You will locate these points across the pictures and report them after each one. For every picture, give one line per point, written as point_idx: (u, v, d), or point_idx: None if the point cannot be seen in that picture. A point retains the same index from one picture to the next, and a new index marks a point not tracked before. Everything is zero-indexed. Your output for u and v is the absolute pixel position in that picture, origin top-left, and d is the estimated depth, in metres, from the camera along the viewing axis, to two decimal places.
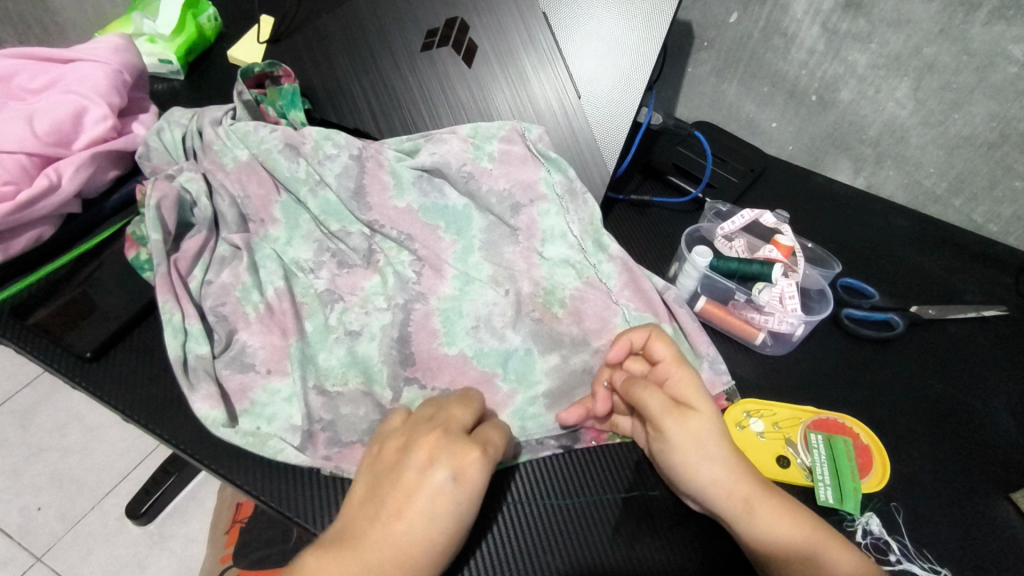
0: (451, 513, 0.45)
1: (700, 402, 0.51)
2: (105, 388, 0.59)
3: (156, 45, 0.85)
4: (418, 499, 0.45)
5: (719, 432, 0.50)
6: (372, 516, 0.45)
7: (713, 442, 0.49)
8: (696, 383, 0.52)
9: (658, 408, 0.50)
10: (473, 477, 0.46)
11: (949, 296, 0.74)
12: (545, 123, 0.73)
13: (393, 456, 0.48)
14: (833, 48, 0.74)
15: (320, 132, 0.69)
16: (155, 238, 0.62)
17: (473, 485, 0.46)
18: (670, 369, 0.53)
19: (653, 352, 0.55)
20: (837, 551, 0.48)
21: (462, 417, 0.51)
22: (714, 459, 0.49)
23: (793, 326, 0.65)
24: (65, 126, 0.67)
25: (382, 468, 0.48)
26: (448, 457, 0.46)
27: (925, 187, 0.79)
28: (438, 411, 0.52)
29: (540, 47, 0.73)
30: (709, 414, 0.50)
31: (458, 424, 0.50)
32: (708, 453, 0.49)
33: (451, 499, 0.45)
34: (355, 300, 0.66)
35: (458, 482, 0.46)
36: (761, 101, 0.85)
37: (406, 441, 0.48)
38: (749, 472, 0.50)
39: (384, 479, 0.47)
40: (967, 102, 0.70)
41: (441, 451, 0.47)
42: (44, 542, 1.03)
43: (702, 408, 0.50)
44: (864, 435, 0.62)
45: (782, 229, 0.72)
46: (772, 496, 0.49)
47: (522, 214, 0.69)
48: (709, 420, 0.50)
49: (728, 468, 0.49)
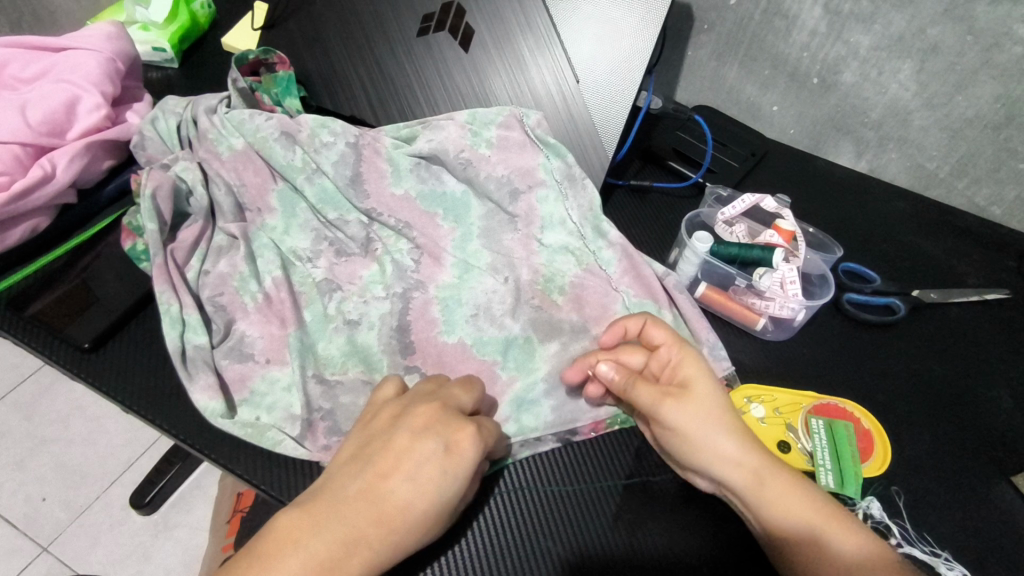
0: (437, 485, 0.44)
1: (699, 383, 0.51)
2: (104, 379, 0.58)
3: (149, 33, 0.84)
4: (406, 464, 0.44)
5: (721, 409, 0.51)
6: (353, 475, 0.44)
7: (721, 419, 0.50)
8: (696, 367, 0.52)
9: (653, 398, 0.51)
10: (464, 449, 0.45)
11: (951, 280, 0.74)
12: (544, 108, 0.72)
13: (384, 423, 0.47)
14: (835, 29, 0.73)
15: (316, 120, 0.69)
16: (151, 227, 0.61)
17: (463, 461, 0.45)
18: (672, 354, 0.54)
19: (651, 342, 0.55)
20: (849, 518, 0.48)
21: (461, 399, 0.51)
22: (719, 435, 0.49)
23: (794, 311, 0.65)
24: (58, 116, 0.66)
25: (370, 433, 0.47)
26: (443, 428, 0.46)
27: (928, 170, 0.79)
28: (437, 388, 0.51)
29: (537, 30, 0.72)
30: (713, 396, 0.51)
31: (456, 403, 0.50)
32: (712, 428, 0.49)
33: (439, 468, 0.44)
34: (353, 289, 0.65)
35: (449, 454, 0.45)
36: (762, 84, 0.84)
37: (397, 407, 0.48)
38: (758, 446, 0.50)
39: (374, 439, 0.46)
40: (971, 84, 0.69)
41: (435, 422, 0.46)
42: (50, 532, 1.03)
43: (701, 390, 0.51)
44: (865, 420, 0.61)
45: (784, 214, 0.71)
46: (780, 466, 0.49)
47: (520, 201, 0.68)
48: (713, 401, 0.51)
49: (735, 441, 0.49)
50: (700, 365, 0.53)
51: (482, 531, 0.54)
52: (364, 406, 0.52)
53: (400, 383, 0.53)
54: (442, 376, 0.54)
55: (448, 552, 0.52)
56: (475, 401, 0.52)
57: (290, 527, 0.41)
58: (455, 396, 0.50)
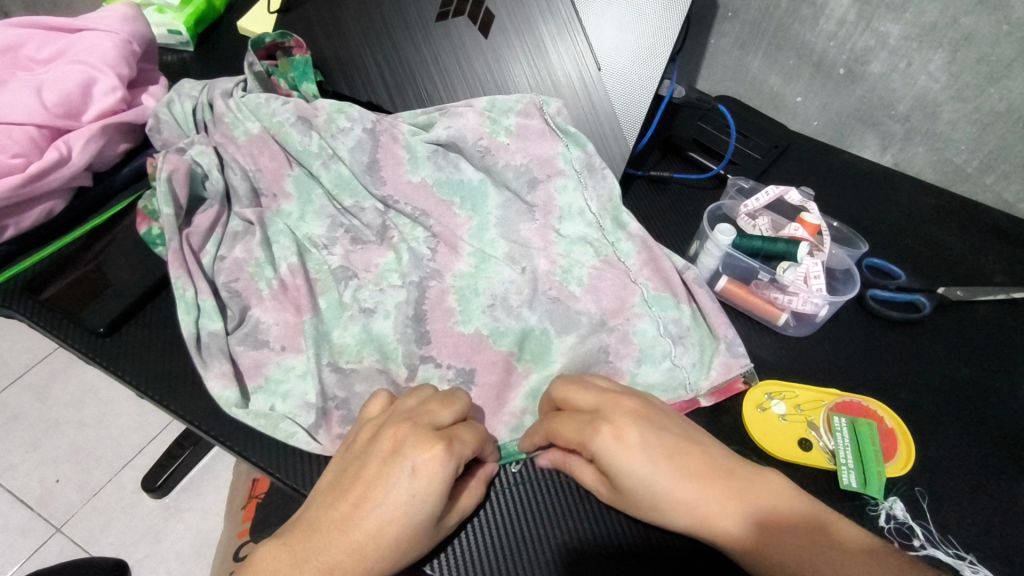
0: (406, 508, 0.43)
1: (617, 475, 0.47)
2: (119, 364, 0.58)
3: (164, 16, 0.83)
4: (376, 489, 0.43)
5: (655, 491, 0.46)
6: (330, 504, 0.44)
7: (657, 499, 0.47)
8: (611, 455, 0.47)
9: (595, 486, 0.51)
10: (435, 470, 0.43)
11: (977, 278, 0.72)
12: (564, 95, 0.70)
13: (361, 446, 0.47)
14: (864, 18, 0.71)
15: (333, 105, 0.68)
16: (167, 211, 0.61)
17: (433, 483, 0.43)
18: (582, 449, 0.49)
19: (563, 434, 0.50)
20: (839, 542, 0.44)
21: (438, 415, 0.48)
22: (667, 508, 0.47)
23: (818, 307, 0.63)
24: (74, 98, 0.66)
25: (350, 458, 0.47)
26: (409, 449, 0.44)
27: (956, 165, 0.77)
28: (417, 405, 0.49)
29: (559, 16, 0.70)
30: (632, 486, 0.47)
31: (430, 421, 0.47)
32: (654, 504, 0.47)
33: (405, 493, 0.43)
34: (369, 278, 0.65)
35: (415, 477, 0.43)
36: (787, 74, 0.82)
37: (376, 429, 0.48)
38: (713, 508, 0.46)
39: (351, 467, 0.46)
40: (1005, 76, 0.66)
41: (404, 444, 0.45)
42: (63, 513, 1.04)
43: (628, 481, 0.47)
44: (889, 419, 0.60)
45: (809, 206, 0.70)
46: (735, 498, 0.46)
47: (539, 189, 0.67)
48: (635, 491, 0.47)
49: (693, 506, 0.46)
50: (617, 450, 0.47)
51: (490, 527, 0.53)
52: (354, 423, 0.52)
53: (390, 397, 0.52)
54: (428, 388, 0.52)
55: (466, 546, 0.52)
56: (457, 412, 0.49)
57: (270, 561, 0.42)
58: (431, 413, 0.48)
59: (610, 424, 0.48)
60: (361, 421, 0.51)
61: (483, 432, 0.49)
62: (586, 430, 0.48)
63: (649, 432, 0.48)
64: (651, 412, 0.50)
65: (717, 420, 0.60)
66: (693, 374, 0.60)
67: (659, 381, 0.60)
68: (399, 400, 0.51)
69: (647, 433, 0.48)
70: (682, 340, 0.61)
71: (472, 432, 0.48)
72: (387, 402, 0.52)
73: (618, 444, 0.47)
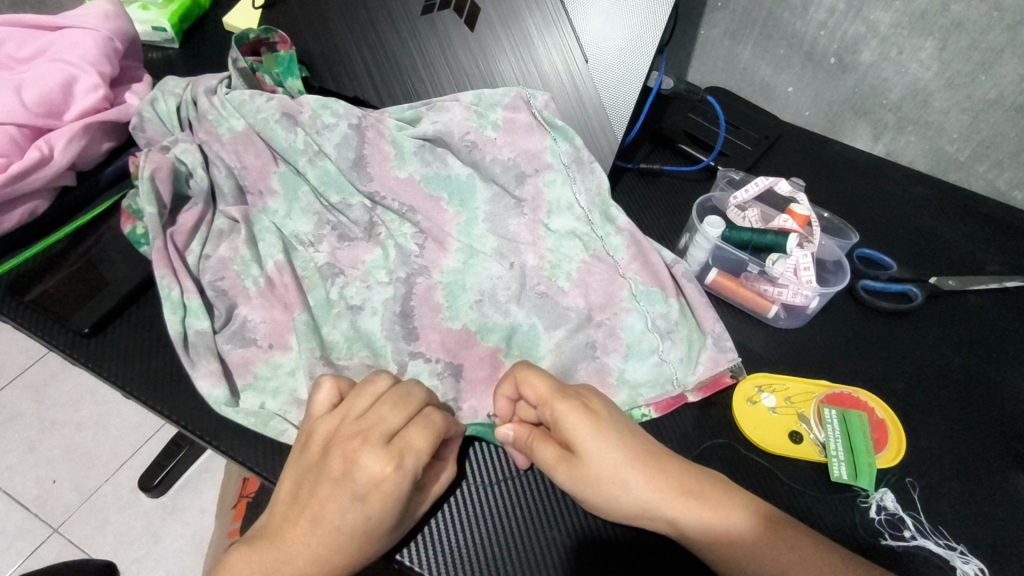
0: (363, 525, 0.44)
1: (582, 444, 0.48)
2: (105, 365, 0.58)
3: (148, 12, 0.82)
4: (333, 510, 0.44)
5: (616, 465, 0.48)
6: (290, 519, 0.45)
7: (621, 471, 0.48)
8: (578, 417, 0.49)
9: (547, 464, 0.50)
10: (387, 487, 0.44)
11: (969, 267, 0.72)
12: (551, 89, 0.70)
13: (315, 457, 0.47)
14: (854, 6, 0.70)
15: (318, 101, 0.67)
16: (150, 210, 0.60)
17: (387, 498, 0.44)
18: (547, 413, 0.50)
19: (528, 396, 0.51)
20: (815, 559, 0.45)
21: (390, 421, 0.47)
22: (627, 488, 0.47)
23: (808, 298, 0.63)
24: (55, 97, 0.65)
25: (307, 467, 0.47)
26: (361, 467, 0.44)
27: (948, 153, 0.76)
28: (370, 407, 0.49)
29: (546, 9, 0.70)
30: (593, 454, 0.48)
31: (381, 430, 0.47)
32: (615, 485, 0.48)
33: (360, 512, 0.44)
34: (356, 274, 0.64)
35: (370, 496, 0.44)
36: (777, 64, 0.81)
37: (328, 439, 0.48)
38: (684, 493, 0.47)
39: (308, 480, 0.46)
40: (995, 63, 0.66)
41: (355, 462, 0.45)
42: (60, 513, 1.04)
43: (590, 448, 0.48)
44: (879, 410, 0.60)
45: (799, 197, 0.70)
46: (707, 502, 0.47)
47: (527, 184, 0.67)
48: (596, 460, 0.48)
49: (664, 493, 0.47)
50: (583, 415, 0.49)
51: (478, 522, 0.52)
52: (304, 419, 0.51)
53: (336, 385, 0.51)
54: (382, 381, 0.51)
55: (455, 548, 0.51)
56: (410, 413, 0.49)
57: (238, 563, 0.43)
58: (383, 420, 0.47)
59: (581, 397, 0.51)
60: (312, 416, 0.50)
61: (439, 428, 0.49)
62: (556, 392, 0.50)
63: (613, 410, 0.52)
64: (613, 408, 0.52)
65: (706, 414, 0.60)
66: (680, 369, 0.59)
67: (648, 377, 0.59)
68: (350, 399, 0.49)
69: (610, 409, 0.51)
70: (671, 335, 0.61)
71: (425, 436, 0.47)
72: (333, 395, 0.51)
73: (584, 412, 0.49)
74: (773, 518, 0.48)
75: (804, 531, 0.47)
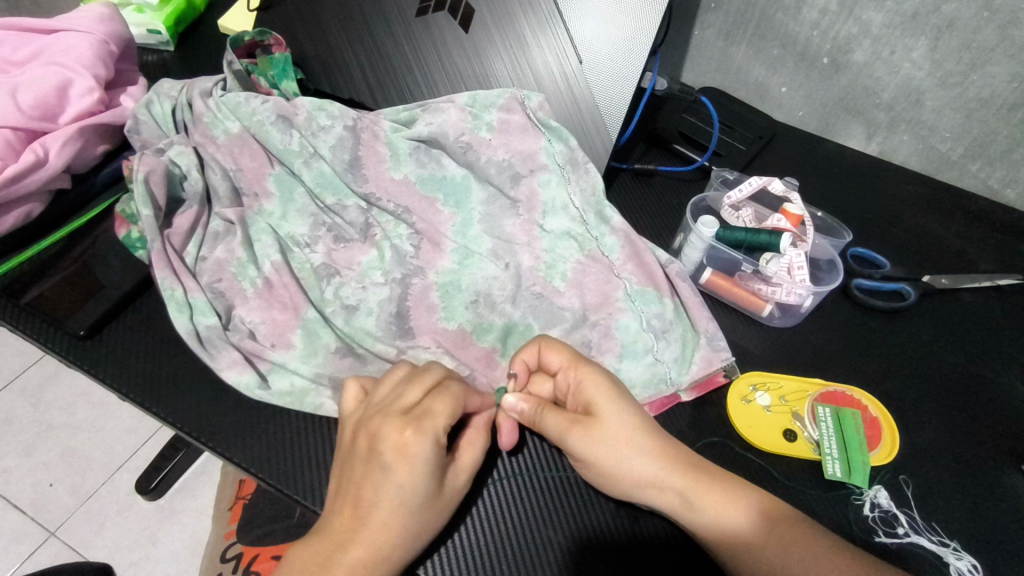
0: (400, 495, 0.44)
1: (601, 407, 0.50)
2: (102, 367, 0.58)
3: (143, 15, 0.82)
4: (367, 488, 0.44)
5: (631, 432, 0.49)
6: (334, 510, 0.45)
7: (633, 436, 0.49)
8: (600, 380, 0.51)
9: (559, 429, 0.51)
10: (410, 451, 0.44)
11: (962, 265, 0.72)
12: (546, 90, 0.70)
13: (348, 445, 0.48)
14: (847, 7, 0.71)
15: (314, 103, 0.68)
16: (145, 213, 0.61)
17: (416, 463, 0.44)
18: (569, 379, 0.52)
19: (551, 363, 0.53)
20: (817, 548, 0.45)
21: (405, 395, 0.48)
22: (637, 455, 0.49)
23: (802, 297, 0.63)
24: (50, 100, 0.65)
25: (343, 458, 0.48)
26: (384, 439, 0.45)
27: (941, 152, 0.77)
28: (389, 388, 0.49)
29: (540, 10, 0.70)
30: (611, 417, 0.50)
31: (398, 404, 0.47)
32: (626, 450, 0.49)
33: (394, 482, 0.44)
34: (352, 274, 0.64)
35: (399, 464, 0.44)
36: (771, 65, 0.82)
37: (355, 424, 0.48)
38: (690, 468, 0.49)
39: (345, 469, 0.47)
40: (986, 62, 0.66)
41: (377, 437, 0.45)
42: (57, 517, 1.04)
43: (608, 412, 0.50)
44: (873, 408, 0.60)
45: (792, 197, 0.70)
46: (712, 489, 0.48)
47: (522, 185, 0.67)
48: (613, 422, 0.50)
49: (672, 468, 0.49)
50: (604, 379, 0.51)
51: (475, 522, 0.53)
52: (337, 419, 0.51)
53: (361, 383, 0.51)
54: (401, 366, 0.51)
55: (454, 547, 0.51)
56: (428, 387, 0.48)
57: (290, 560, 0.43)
58: (400, 395, 0.48)
59: (601, 366, 0.53)
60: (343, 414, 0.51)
61: (458, 394, 0.48)
62: (579, 358, 0.52)
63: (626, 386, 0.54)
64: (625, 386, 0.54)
65: (702, 412, 0.60)
66: (674, 369, 0.60)
67: (642, 377, 0.60)
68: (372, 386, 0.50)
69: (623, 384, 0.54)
70: (665, 334, 0.61)
71: (445, 401, 0.47)
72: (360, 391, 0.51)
73: (606, 379, 0.51)
74: (777, 511, 0.47)
75: (806, 525, 0.47)
